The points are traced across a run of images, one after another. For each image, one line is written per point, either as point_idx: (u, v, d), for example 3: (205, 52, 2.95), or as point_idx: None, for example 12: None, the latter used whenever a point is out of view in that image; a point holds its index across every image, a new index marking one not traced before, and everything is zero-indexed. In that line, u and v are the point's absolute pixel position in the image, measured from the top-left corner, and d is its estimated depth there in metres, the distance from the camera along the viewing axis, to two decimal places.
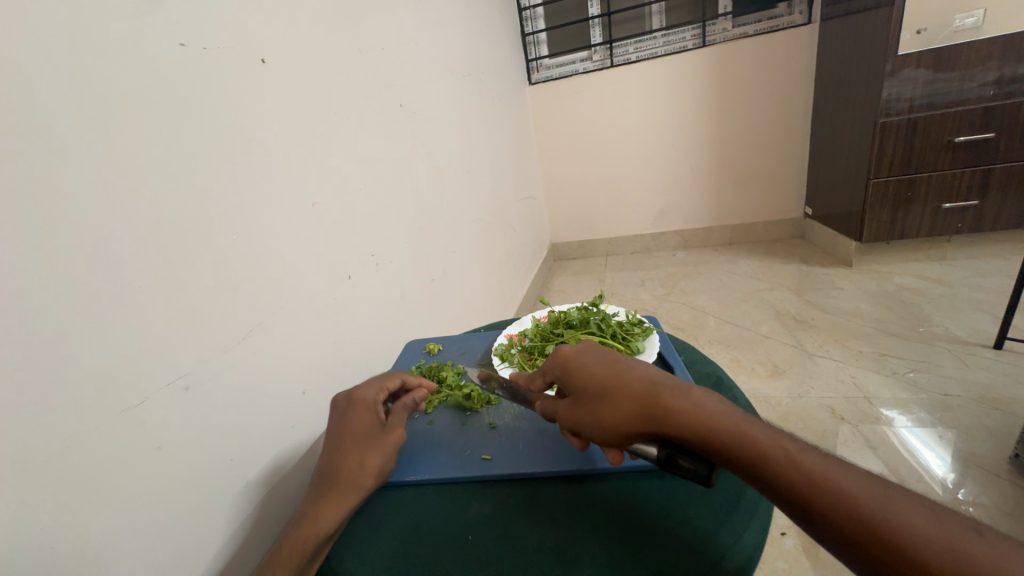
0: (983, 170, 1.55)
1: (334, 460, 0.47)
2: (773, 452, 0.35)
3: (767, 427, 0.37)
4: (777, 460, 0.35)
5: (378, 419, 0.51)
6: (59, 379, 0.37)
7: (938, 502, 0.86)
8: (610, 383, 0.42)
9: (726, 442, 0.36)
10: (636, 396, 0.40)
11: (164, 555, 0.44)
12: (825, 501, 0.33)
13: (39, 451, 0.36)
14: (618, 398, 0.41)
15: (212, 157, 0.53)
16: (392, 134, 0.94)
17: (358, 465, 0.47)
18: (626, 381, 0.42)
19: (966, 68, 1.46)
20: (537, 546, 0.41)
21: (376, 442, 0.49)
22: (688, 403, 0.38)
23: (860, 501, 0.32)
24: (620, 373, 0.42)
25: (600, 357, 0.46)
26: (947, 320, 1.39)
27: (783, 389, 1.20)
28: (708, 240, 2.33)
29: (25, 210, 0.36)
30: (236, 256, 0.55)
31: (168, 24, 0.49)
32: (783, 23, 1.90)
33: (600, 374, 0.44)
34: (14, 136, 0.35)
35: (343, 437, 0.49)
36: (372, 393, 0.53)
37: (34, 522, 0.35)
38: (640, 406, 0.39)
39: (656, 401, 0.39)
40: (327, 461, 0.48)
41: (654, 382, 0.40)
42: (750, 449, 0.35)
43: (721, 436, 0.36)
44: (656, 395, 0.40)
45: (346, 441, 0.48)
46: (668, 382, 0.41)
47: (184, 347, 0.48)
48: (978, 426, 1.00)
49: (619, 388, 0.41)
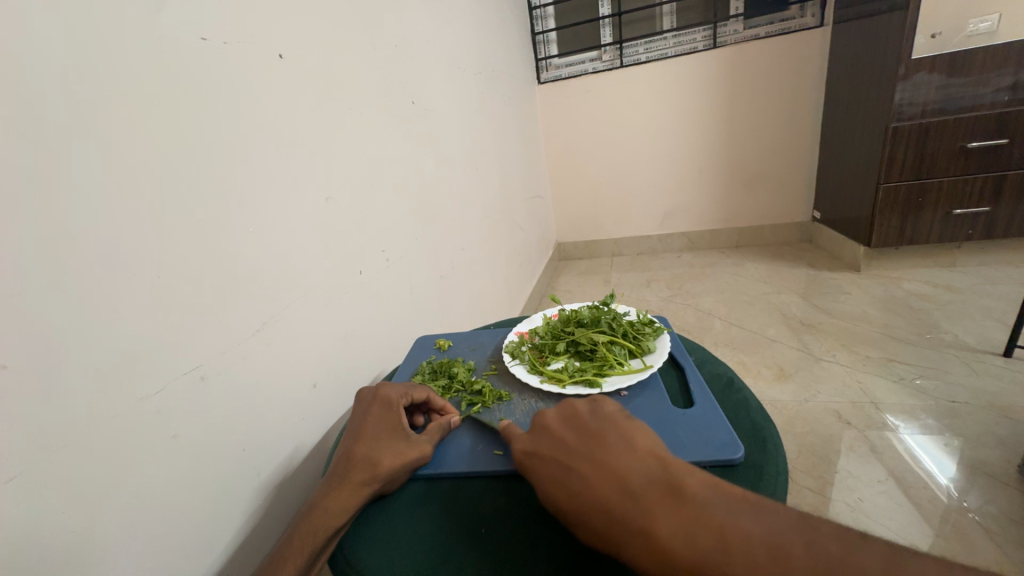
0: (995, 176, 1.54)
1: (348, 451, 0.49)
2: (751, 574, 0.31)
3: (739, 528, 0.34)
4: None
5: (401, 418, 0.51)
6: (76, 366, 0.38)
7: (944, 509, 0.85)
8: (567, 502, 0.39)
9: (691, 571, 0.33)
10: (593, 514, 0.37)
11: (176, 543, 0.45)
12: None
13: (58, 437, 0.37)
14: (578, 518, 0.38)
15: (227, 150, 0.53)
16: (403, 131, 0.95)
17: (372, 460, 0.48)
18: (583, 492, 0.39)
19: (980, 73, 1.45)
20: (551, 542, 0.41)
21: (395, 441, 0.49)
22: (644, 526, 0.35)
23: None
24: (574, 491, 0.39)
25: (557, 449, 0.43)
26: (955, 326, 1.38)
27: (789, 393, 1.20)
28: (714, 242, 2.32)
29: (47, 201, 0.37)
30: (250, 249, 0.56)
31: (190, 18, 0.50)
32: (795, 26, 1.89)
33: (557, 487, 0.40)
34: (35, 126, 0.36)
35: (363, 430, 0.50)
36: (401, 394, 0.54)
37: (51, 508, 0.36)
38: (602, 531, 0.37)
39: (616, 526, 0.36)
40: (342, 453, 0.49)
41: (608, 504, 0.37)
42: (716, 568, 0.32)
43: (685, 563, 0.33)
44: (614, 514, 0.37)
45: (365, 434, 0.50)
46: (627, 488, 0.38)
47: (198, 338, 0.49)
48: (987, 434, 0.99)
49: (576, 504, 0.39)
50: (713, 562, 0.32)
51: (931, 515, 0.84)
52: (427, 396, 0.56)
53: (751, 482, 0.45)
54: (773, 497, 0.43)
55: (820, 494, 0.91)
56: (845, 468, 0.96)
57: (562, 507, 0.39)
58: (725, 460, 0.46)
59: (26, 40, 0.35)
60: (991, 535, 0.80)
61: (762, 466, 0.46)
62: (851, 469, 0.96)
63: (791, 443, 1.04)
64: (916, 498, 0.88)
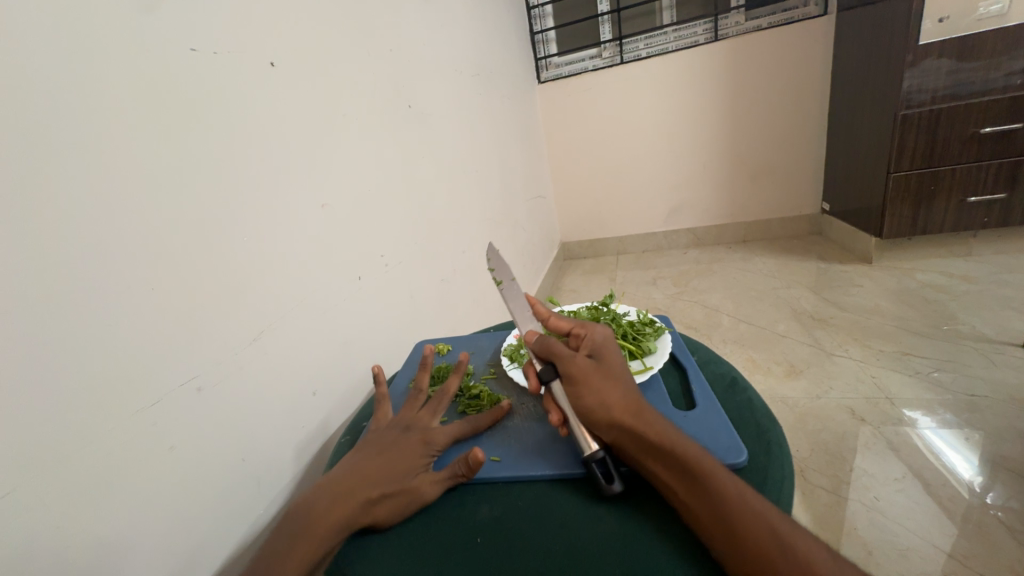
0: (1011, 162, 1.49)
1: (361, 466, 0.46)
2: (717, 478, 0.39)
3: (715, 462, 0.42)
4: (711, 475, 0.39)
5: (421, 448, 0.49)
6: (67, 382, 0.38)
7: (966, 507, 0.82)
8: (617, 374, 0.50)
9: (677, 445, 0.42)
10: (635, 394, 0.48)
11: (172, 555, 0.44)
12: (749, 531, 0.36)
13: (48, 452, 0.36)
14: (617, 385, 0.48)
15: (216, 158, 0.53)
16: (400, 134, 0.95)
17: (378, 482, 0.45)
18: (601, 367, 0.50)
19: (992, 56, 1.41)
20: (544, 548, 0.40)
21: (407, 472, 0.47)
22: (664, 419, 0.45)
23: (772, 540, 0.35)
24: (625, 377, 0.50)
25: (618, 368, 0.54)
26: (973, 318, 1.33)
27: (800, 389, 1.17)
28: (721, 238, 2.29)
29: (24, 216, 0.36)
30: (247, 257, 0.56)
31: (181, 30, 0.50)
32: (799, 15, 1.86)
33: (616, 364, 0.51)
34: (26, 147, 0.36)
35: (384, 453, 0.48)
36: (446, 439, 0.51)
37: (42, 524, 0.36)
38: (632, 402, 0.46)
39: (641, 408, 0.46)
40: (342, 470, 0.46)
41: (645, 401, 0.47)
42: (695, 455, 0.41)
43: (676, 442, 0.42)
44: (645, 405, 0.47)
45: (385, 452, 0.47)
46: (627, 390, 0.48)
47: (194, 351, 0.48)
48: (1008, 428, 0.96)
49: (621, 382, 0.49)
50: (695, 452, 0.41)
51: (953, 515, 0.81)
52: (491, 258, 0.71)
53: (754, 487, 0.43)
54: (778, 502, 0.41)
55: (834, 494, 0.89)
56: (859, 465, 0.94)
57: (613, 375, 0.49)
58: (728, 465, 0.45)
59: (10, 49, 0.35)
60: (1014, 533, 0.77)
61: (767, 466, 0.45)
62: (866, 466, 0.93)
63: (804, 441, 1.02)
64: (936, 496, 0.85)
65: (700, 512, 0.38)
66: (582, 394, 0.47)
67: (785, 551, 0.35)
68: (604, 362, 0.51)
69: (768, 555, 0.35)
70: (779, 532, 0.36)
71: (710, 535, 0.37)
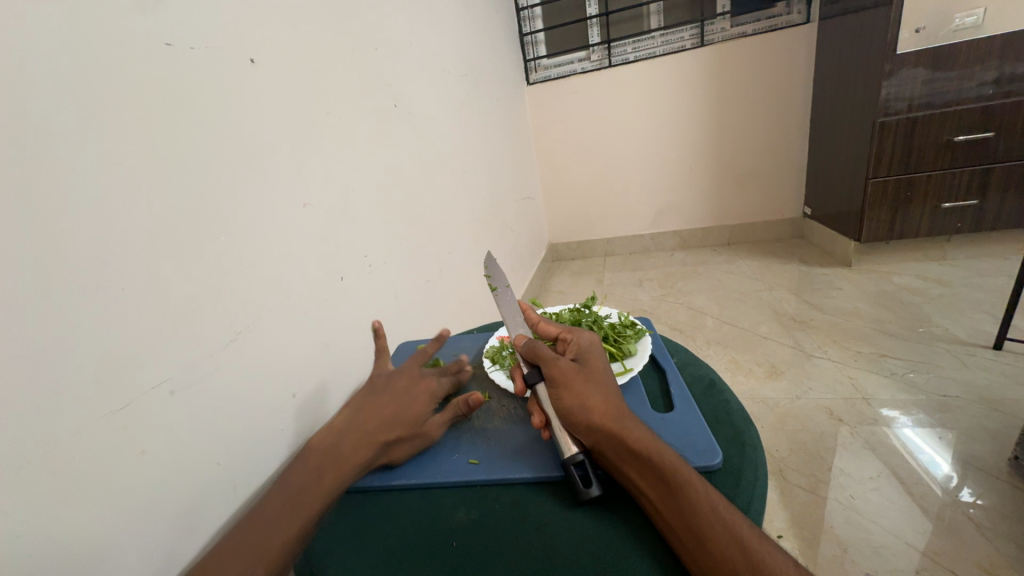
0: (983, 169, 1.54)
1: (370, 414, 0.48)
2: (690, 487, 0.39)
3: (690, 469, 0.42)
4: (685, 483, 0.40)
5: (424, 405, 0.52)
6: (39, 385, 0.37)
7: (938, 504, 0.85)
8: (601, 377, 0.50)
9: (653, 452, 0.42)
10: (617, 400, 0.48)
11: (143, 561, 0.43)
12: (716, 539, 0.36)
13: (20, 456, 0.35)
14: (601, 388, 0.49)
15: (195, 155, 0.52)
16: (385, 134, 0.94)
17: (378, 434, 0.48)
18: (585, 369, 0.50)
19: (965, 67, 1.46)
20: (520, 551, 0.40)
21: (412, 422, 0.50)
22: (643, 426, 0.46)
23: (738, 549, 0.36)
24: (609, 381, 0.50)
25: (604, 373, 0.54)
26: (946, 320, 1.38)
27: (781, 390, 1.19)
28: (706, 240, 2.32)
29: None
30: (225, 257, 0.55)
31: (157, 24, 0.49)
32: (782, 23, 1.89)
33: (601, 368, 0.51)
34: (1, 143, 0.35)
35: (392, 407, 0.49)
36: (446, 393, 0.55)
37: (14, 532, 0.34)
38: (613, 407, 0.47)
39: (621, 414, 0.46)
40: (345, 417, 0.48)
41: (626, 407, 0.48)
42: (670, 462, 0.41)
43: (653, 449, 0.43)
44: (625, 411, 0.47)
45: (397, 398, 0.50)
46: (610, 395, 0.48)
47: (169, 353, 0.47)
48: (978, 427, 0.99)
49: (605, 386, 0.49)
50: (669, 459, 0.42)
51: (926, 512, 0.83)
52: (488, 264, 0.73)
53: (729, 489, 0.44)
54: (751, 503, 0.42)
55: (812, 493, 0.91)
56: (837, 465, 0.96)
57: (597, 378, 0.50)
58: (704, 467, 0.46)
59: None
60: (983, 530, 0.79)
61: (741, 468, 0.45)
62: (844, 466, 0.95)
63: (785, 441, 1.04)
64: (909, 494, 0.87)
65: (669, 519, 0.38)
66: (565, 396, 0.48)
67: (750, 560, 0.36)
68: (590, 364, 0.51)
69: (733, 564, 0.35)
70: (744, 541, 0.36)
71: (679, 541, 0.37)
